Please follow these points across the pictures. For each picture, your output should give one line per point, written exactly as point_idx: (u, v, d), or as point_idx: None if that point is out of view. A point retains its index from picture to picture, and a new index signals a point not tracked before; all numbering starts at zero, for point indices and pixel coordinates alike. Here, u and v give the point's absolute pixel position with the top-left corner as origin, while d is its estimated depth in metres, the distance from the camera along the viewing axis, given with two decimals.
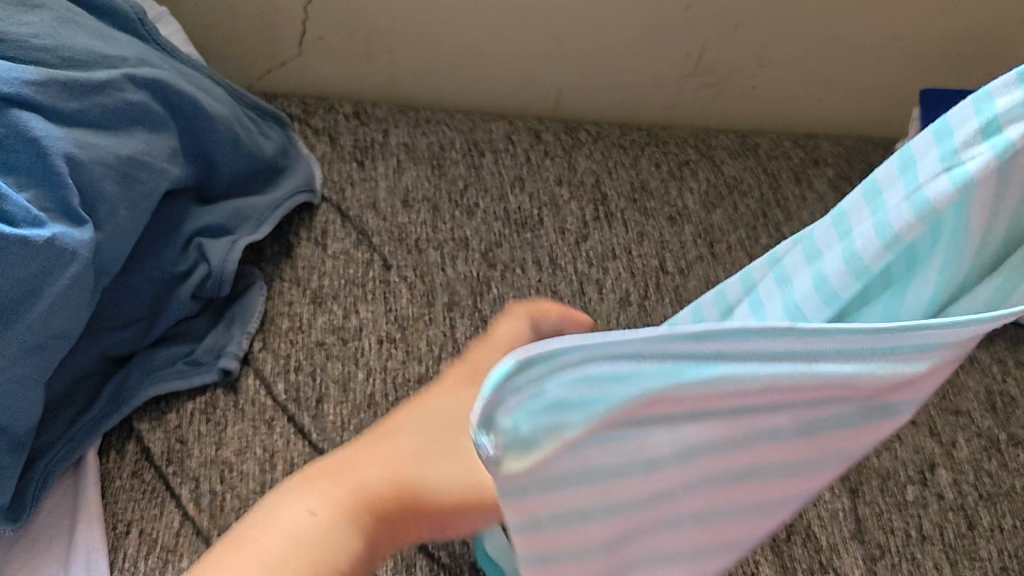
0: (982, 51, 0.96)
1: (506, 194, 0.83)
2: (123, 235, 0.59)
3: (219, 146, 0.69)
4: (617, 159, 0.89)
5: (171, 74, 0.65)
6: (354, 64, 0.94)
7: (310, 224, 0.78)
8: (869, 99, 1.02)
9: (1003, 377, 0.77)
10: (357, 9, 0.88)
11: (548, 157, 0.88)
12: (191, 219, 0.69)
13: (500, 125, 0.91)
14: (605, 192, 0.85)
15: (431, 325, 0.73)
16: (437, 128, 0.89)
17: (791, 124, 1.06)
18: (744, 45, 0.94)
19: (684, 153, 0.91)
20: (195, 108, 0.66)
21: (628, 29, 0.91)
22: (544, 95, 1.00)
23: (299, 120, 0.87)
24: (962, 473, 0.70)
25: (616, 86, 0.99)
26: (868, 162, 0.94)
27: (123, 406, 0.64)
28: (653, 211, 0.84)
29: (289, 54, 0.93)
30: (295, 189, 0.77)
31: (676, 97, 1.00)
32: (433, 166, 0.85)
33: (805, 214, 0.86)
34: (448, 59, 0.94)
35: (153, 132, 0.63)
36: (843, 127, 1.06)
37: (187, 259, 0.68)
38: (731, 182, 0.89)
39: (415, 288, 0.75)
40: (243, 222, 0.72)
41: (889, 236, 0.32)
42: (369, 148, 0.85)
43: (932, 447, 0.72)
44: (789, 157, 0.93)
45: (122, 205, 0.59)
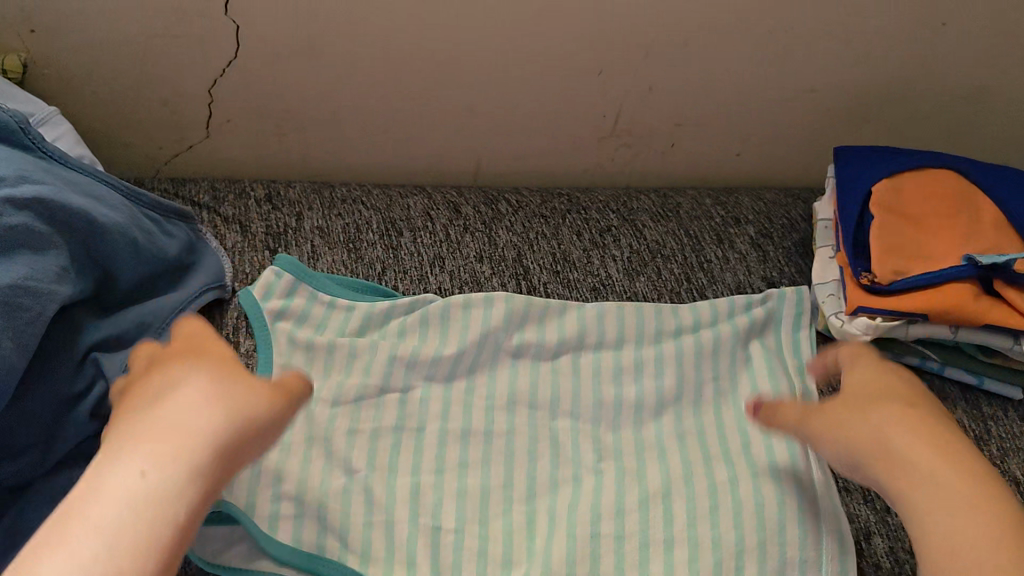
0: (898, 102, 0.95)
1: (427, 274, 0.82)
2: (8, 368, 0.55)
3: (116, 254, 0.65)
4: (539, 229, 0.87)
5: (58, 188, 0.61)
6: (264, 144, 0.92)
7: (221, 322, 0.75)
8: (791, 154, 1.01)
9: None
10: (264, 89, 0.86)
11: (468, 233, 0.86)
12: (89, 333, 0.65)
13: (418, 199, 0.89)
14: (527, 266, 0.84)
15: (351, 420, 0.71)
16: (353, 208, 0.86)
17: (713, 181, 1.04)
18: (658, 106, 0.93)
19: (606, 219, 0.90)
20: (85, 221, 0.62)
21: (543, 94, 0.90)
22: (463, 163, 0.97)
23: (207, 208, 0.84)
24: (899, 541, 0.69)
25: (534, 151, 0.97)
26: (789, 216, 0.92)
27: (20, 540, 0.59)
28: (576, 282, 0.83)
29: (196, 136, 0.90)
30: (202, 288, 0.73)
31: (595, 158, 0.99)
32: (349, 249, 0.82)
33: (727, 275, 0.86)
34: (362, 134, 0.92)
35: (38, 253, 0.58)
36: (765, 182, 1.05)
37: (84, 376, 0.63)
38: (655, 247, 0.87)
39: (330, 383, 0.72)
40: (144, 331, 0.68)
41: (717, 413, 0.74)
42: (281, 234, 0.82)
43: (867, 515, 0.71)
44: (710, 217, 0.91)
45: (5, 336, 0.54)
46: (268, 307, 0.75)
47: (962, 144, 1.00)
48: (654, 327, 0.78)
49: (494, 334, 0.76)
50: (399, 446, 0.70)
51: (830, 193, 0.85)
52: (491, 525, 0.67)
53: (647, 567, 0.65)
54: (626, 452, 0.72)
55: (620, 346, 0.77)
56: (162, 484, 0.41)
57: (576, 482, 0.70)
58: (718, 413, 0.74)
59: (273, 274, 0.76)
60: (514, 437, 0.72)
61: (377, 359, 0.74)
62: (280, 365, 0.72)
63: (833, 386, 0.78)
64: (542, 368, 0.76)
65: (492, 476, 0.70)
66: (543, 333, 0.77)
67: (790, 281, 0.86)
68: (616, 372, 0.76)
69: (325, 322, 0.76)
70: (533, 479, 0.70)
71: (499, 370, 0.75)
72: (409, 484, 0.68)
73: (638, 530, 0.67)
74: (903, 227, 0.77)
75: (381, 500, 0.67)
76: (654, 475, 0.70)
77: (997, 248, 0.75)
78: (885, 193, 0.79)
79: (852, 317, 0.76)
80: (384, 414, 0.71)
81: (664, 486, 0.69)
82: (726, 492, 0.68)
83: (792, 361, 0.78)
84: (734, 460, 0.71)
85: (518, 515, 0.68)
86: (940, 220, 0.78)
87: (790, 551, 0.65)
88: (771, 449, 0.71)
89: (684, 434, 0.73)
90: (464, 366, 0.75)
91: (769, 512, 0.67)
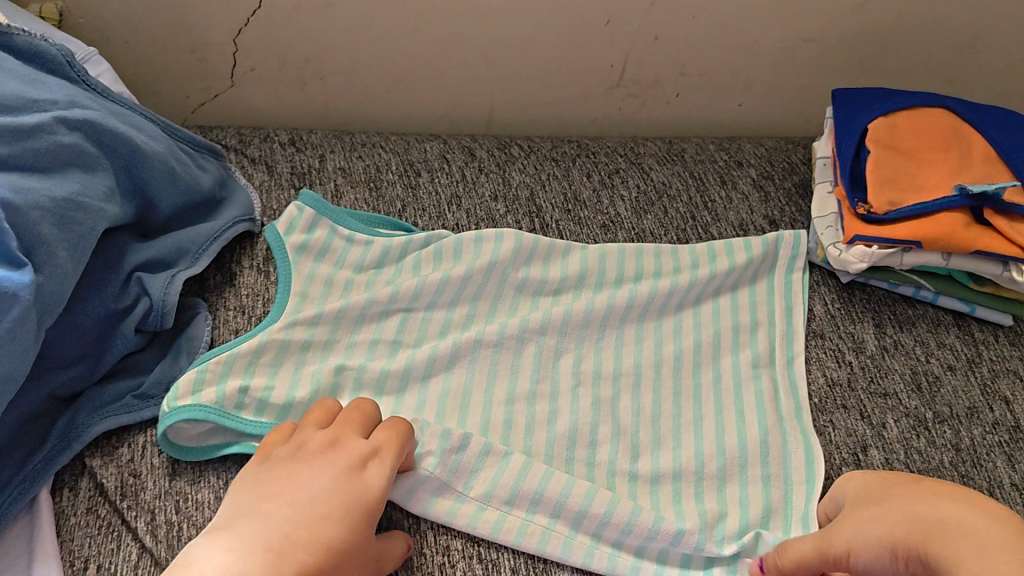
0: (895, 50, 0.99)
1: (445, 212, 0.86)
2: (64, 275, 0.59)
3: (156, 182, 0.69)
4: (551, 171, 0.92)
5: (103, 114, 0.66)
6: (286, 92, 0.96)
7: (252, 253, 0.79)
8: (791, 102, 1.05)
9: (926, 358, 0.80)
10: (285, 39, 0.89)
11: (483, 174, 0.90)
12: (131, 254, 0.69)
13: (434, 144, 0.93)
14: (540, 204, 0.88)
15: (373, 346, 0.74)
16: (373, 151, 0.90)
17: (715, 129, 1.08)
18: (665, 57, 0.97)
19: (614, 162, 0.94)
20: (128, 147, 0.67)
21: (552, 44, 0.93)
22: (475, 112, 1.01)
23: (235, 150, 0.88)
24: (894, 452, 0.73)
25: (544, 101, 1.01)
26: (790, 160, 0.96)
27: (74, 443, 0.64)
28: (587, 220, 0.87)
29: (222, 85, 0.95)
30: (234, 219, 0.77)
31: (603, 107, 1.03)
32: (371, 188, 0.86)
33: (730, 213, 0.90)
34: (380, 84, 0.96)
35: (88, 172, 0.63)
36: (766, 130, 1.09)
37: (129, 294, 0.68)
38: (661, 188, 0.91)
39: (354, 307, 0.75)
40: (182, 255, 0.72)
41: (714, 344, 0.78)
42: (305, 174, 0.86)
43: (864, 429, 0.74)
44: (714, 160, 0.95)
45: (62, 245, 0.59)
46: (290, 241, 0.78)
47: (958, 90, 1.04)
48: (653, 267, 0.82)
49: (497, 265, 0.79)
50: (397, 354, 0.74)
51: (828, 134, 0.89)
52: (489, 432, 0.70)
53: (641, 478, 0.69)
54: (623, 376, 0.75)
55: (621, 282, 0.81)
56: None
57: (573, 398, 0.73)
58: (709, 341, 0.78)
59: (292, 212, 0.79)
60: (521, 358, 0.75)
61: (388, 288, 0.77)
62: (297, 294, 0.75)
63: (831, 314, 0.83)
64: (545, 300, 0.79)
65: (492, 389, 0.73)
66: (548, 267, 0.81)
67: (790, 220, 0.90)
68: (620, 303, 0.78)
69: (343, 257, 0.79)
70: (530, 387, 0.74)
71: (503, 298, 0.79)
72: (398, 387, 0.72)
73: (630, 446, 0.71)
74: (898, 162, 0.81)
75: (383, 411, 0.70)
76: (648, 400, 0.74)
77: (987, 178, 0.79)
78: (881, 130, 0.83)
79: (850, 246, 0.79)
80: (388, 329, 0.75)
81: (656, 411, 0.74)
82: (711, 423, 0.73)
83: (781, 303, 0.81)
84: (722, 393, 0.75)
85: (519, 419, 0.71)
86: (933, 154, 0.82)
87: (773, 469, 0.70)
88: (757, 386, 0.76)
89: (662, 362, 0.76)
90: (467, 292, 0.78)
91: (750, 435, 0.72)
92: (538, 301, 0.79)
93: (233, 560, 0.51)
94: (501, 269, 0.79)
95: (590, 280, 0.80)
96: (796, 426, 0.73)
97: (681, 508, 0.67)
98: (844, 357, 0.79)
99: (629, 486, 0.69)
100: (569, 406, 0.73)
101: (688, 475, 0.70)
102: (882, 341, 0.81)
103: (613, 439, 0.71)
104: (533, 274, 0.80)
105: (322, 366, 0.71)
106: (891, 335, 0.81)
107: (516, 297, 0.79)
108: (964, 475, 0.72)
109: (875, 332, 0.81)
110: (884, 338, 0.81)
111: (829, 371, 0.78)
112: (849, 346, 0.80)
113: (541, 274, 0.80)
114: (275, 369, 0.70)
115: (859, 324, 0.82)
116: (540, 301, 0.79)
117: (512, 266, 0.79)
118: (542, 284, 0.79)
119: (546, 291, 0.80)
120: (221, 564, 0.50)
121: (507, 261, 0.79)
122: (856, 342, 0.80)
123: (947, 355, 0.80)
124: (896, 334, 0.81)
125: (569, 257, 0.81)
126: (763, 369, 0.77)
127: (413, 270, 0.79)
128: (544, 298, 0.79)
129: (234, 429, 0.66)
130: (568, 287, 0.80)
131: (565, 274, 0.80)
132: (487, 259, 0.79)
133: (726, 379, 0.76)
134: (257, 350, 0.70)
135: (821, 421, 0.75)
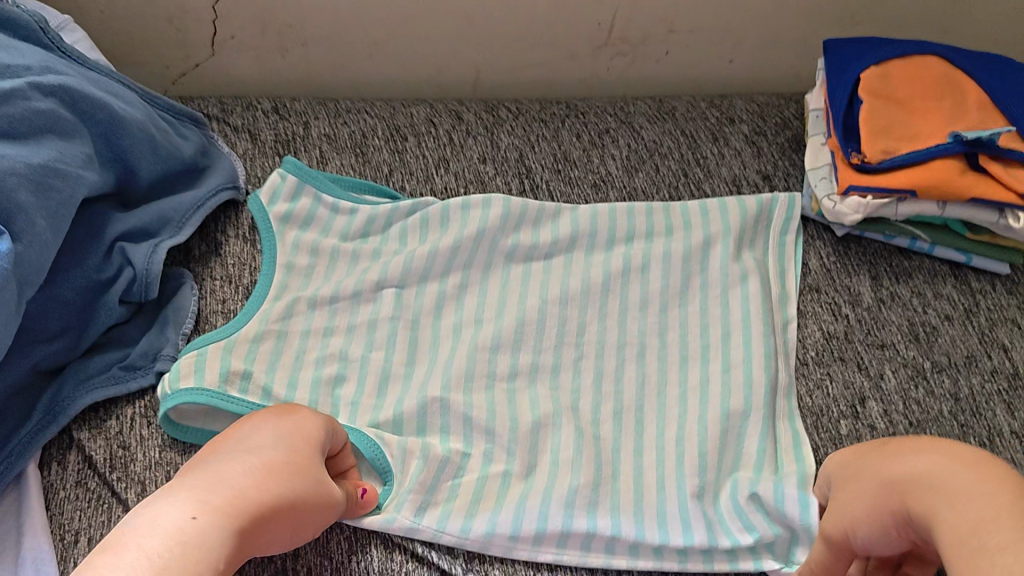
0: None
1: (433, 175, 0.85)
2: (44, 244, 0.58)
3: (136, 149, 0.68)
4: (540, 132, 0.90)
5: (78, 79, 0.65)
6: (268, 60, 0.94)
7: (237, 221, 0.78)
8: (782, 56, 1.03)
9: (924, 309, 0.79)
10: (264, 4, 0.88)
11: (470, 137, 0.88)
12: (114, 223, 0.68)
13: (421, 108, 0.91)
14: (529, 165, 0.87)
15: (373, 323, 0.73)
16: (358, 116, 0.89)
17: (705, 86, 1.06)
18: (652, 13, 0.95)
19: (604, 122, 0.92)
20: (106, 113, 0.65)
21: (538, 3, 0.92)
22: (462, 75, 1.00)
23: (217, 119, 0.87)
24: (892, 403, 0.72)
25: (531, 62, 0.99)
26: (783, 115, 0.95)
27: (61, 416, 0.63)
28: (577, 180, 0.86)
29: (202, 55, 0.93)
30: (218, 186, 0.76)
31: (591, 66, 1.01)
32: (357, 153, 0.85)
33: (723, 169, 0.88)
34: (364, 48, 0.94)
35: (65, 139, 0.62)
36: (758, 85, 1.07)
37: (112, 264, 0.67)
38: (652, 146, 0.90)
39: (348, 279, 0.75)
40: (165, 224, 0.71)
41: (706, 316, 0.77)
42: (290, 142, 0.85)
43: (861, 381, 0.74)
44: (706, 117, 0.94)
45: (40, 213, 0.58)
46: (273, 211, 0.77)
47: (950, 37, 1.03)
48: (646, 226, 0.80)
49: (482, 234, 0.78)
50: (395, 336, 0.73)
51: (821, 85, 0.88)
52: (496, 405, 0.70)
53: (641, 457, 0.69)
54: (627, 345, 0.75)
55: (611, 245, 0.79)
56: (201, 529, 0.47)
57: (576, 372, 0.73)
58: (718, 300, 0.77)
59: (274, 182, 0.78)
60: (515, 332, 0.74)
61: (372, 265, 0.76)
62: (283, 266, 0.75)
63: (826, 268, 0.81)
64: (535, 277, 0.77)
65: (479, 370, 0.72)
66: (536, 236, 0.79)
67: (783, 174, 0.89)
68: (605, 283, 0.77)
69: (330, 226, 0.78)
70: (517, 358, 0.73)
71: (493, 267, 0.78)
72: (403, 374, 0.71)
73: (636, 425, 0.70)
74: (890, 110, 0.80)
75: (395, 395, 0.70)
76: (654, 368, 0.73)
77: (981, 125, 0.78)
78: (873, 79, 0.82)
79: (844, 197, 0.78)
80: (382, 307, 0.74)
81: (661, 380, 0.73)
82: (698, 396, 0.72)
83: (775, 267, 0.79)
84: (712, 357, 0.74)
85: (525, 398, 0.71)
86: (927, 103, 0.81)
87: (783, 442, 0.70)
88: (747, 346, 0.74)
89: (666, 329, 0.75)
90: (457, 262, 0.77)
91: (736, 402, 0.71)
92: (530, 273, 0.78)
93: (174, 512, 0.47)
94: (492, 239, 0.78)
95: (581, 245, 0.79)
96: (785, 400, 0.72)
97: (681, 465, 0.68)
98: (841, 311, 0.78)
99: (633, 462, 0.68)
100: (574, 383, 0.73)
101: (695, 447, 0.69)
102: (878, 293, 0.80)
103: (606, 409, 0.71)
104: (523, 242, 0.78)
105: (325, 350, 0.71)
106: (888, 287, 0.80)
107: (507, 270, 0.78)
108: (964, 424, 0.71)
109: (872, 284, 0.80)
110: (881, 290, 0.80)
111: (826, 325, 0.77)
112: (845, 299, 0.79)
113: (533, 242, 0.78)
114: (274, 359, 0.70)
115: (856, 277, 0.81)
116: (529, 272, 0.78)
117: (497, 233, 0.78)
118: (531, 262, 0.78)
119: (536, 265, 0.78)
120: (171, 517, 0.47)
121: (493, 232, 0.78)
122: (853, 295, 0.79)
123: (944, 305, 0.79)
124: (893, 286, 0.80)
125: (549, 225, 0.79)
126: (759, 331, 0.74)
127: (399, 243, 0.78)
128: (534, 267, 0.78)
129: (232, 411, 0.65)
130: (561, 257, 0.79)
131: (553, 242, 0.79)
132: (473, 228, 0.77)
133: (717, 300, 0.77)
134: (256, 338, 0.70)
135: (817, 374, 0.74)
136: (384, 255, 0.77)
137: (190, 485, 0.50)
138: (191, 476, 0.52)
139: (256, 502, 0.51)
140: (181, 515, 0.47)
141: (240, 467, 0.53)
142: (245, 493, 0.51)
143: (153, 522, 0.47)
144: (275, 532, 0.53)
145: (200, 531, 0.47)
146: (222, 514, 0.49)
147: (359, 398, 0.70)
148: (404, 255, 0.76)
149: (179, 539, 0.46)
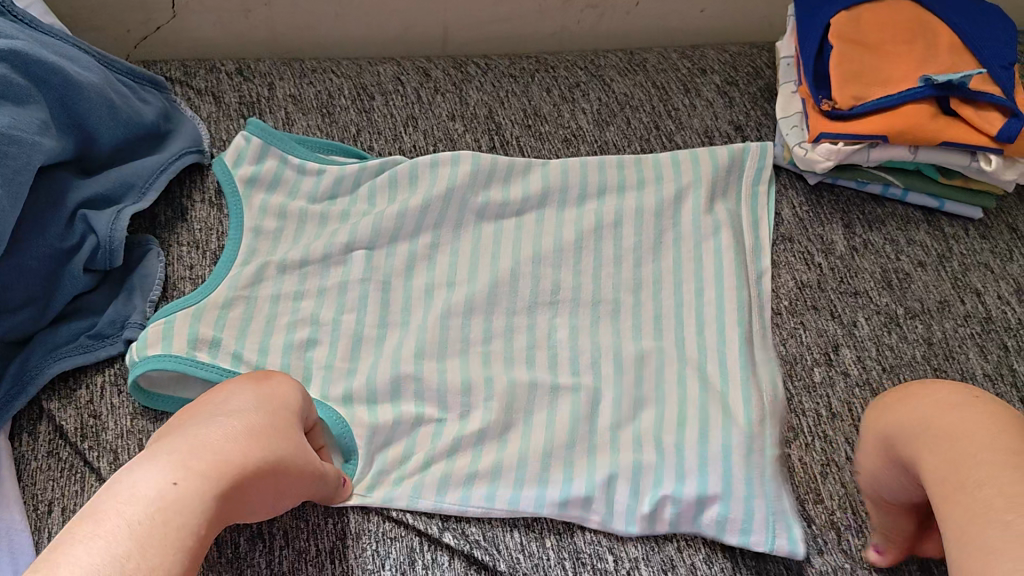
0: None
1: (401, 134, 0.84)
2: None
3: (94, 113, 0.67)
4: (509, 88, 0.89)
5: (29, 43, 0.63)
6: (231, 21, 0.93)
7: (203, 186, 0.77)
8: (754, 4, 1.02)
9: (896, 256, 0.79)
10: None
11: (439, 94, 0.87)
12: (75, 190, 0.67)
13: (388, 66, 0.90)
14: (499, 121, 0.86)
15: (344, 286, 0.73)
16: (324, 76, 0.87)
17: (677, 37, 1.05)
18: None
19: (575, 76, 0.91)
20: (60, 77, 0.64)
21: None
22: (430, 31, 0.98)
23: (180, 82, 0.85)
24: (865, 349, 0.73)
25: (499, 17, 0.98)
26: (755, 65, 0.94)
27: (30, 386, 0.63)
28: (548, 135, 0.85)
29: (163, 16, 0.91)
30: (182, 150, 0.75)
31: (561, 19, 0.99)
32: (323, 114, 0.84)
33: (694, 120, 0.88)
34: (328, 7, 0.92)
35: (18, 106, 0.61)
36: (730, 35, 1.06)
37: (75, 233, 0.66)
38: (623, 99, 0.89)
39: (317, 242, 0.74)
40: (128, 190, 0.70)
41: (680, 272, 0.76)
42: (255, 104, 0.84)
43: (834, 329, 0.74)
44: (677, 69, 0.93)
45: None
46: (239, 174, 0.76)
47: None
48: (617, 180, 0.80)
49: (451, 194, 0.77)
50: (367, 298, 0.73)
51: (792, 32, 0.87)
52: (471, 367, 0.70)
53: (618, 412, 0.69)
54: (602, 303, 0.74)
55: (583, 202, 0.79)
56: (184, 494, 0.46)
57: (551, 329, 0.73)
58: (691, 256, 0.76)
59: (240, 143, 0.77)
60: (488, 292, 0.74)
61: (340, 227, 0.75)
62: (251, 230, 0.74)
63: (798, 217, 0.81)
64: (507, 235, 0.77)
65: (452, 329, 0.72)
66: (507, 193, 0.78)
67: (755, 124, 0.88)
68: (578, 241, 0.77)
69: (298, 189, 0.77)
70: (491, 319, 0.73)
71: (464, 225, 0.77)
72: (376, 336, 0.71)
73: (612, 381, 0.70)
74: (861, 56, 0.79)
75: (367, 357, 0.70)
76: (629, 324, 0.73)
77: (952, 68, 0.78)
78: (844, 24, 0.81)
79: (815, 144, 0.78)
80: (352, 269, 0.74)
81: (637, 336, 0.72)
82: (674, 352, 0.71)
83: (747, 217, 0.79)
84: (686, 314, 0.73)
85: (502, 357, 0.71)
86: (899, 47, 0.80)
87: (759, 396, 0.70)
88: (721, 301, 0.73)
89: (640, 285, 0.75)
90: (428, 220, 0.76)
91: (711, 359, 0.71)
92: (501, 232, 0.77)
93: (154, 477, 0.47)
94: (463, 199, 0.77)
95: (553, 201, 0.78)
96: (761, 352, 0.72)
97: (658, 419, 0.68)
98: (813, 260, 0.78)
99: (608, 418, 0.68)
100: (551, 339, 0.72)
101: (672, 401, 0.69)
102: (851, 241, 0.80)
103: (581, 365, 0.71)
104: (494, 200, 0.77)
105: (296, 314, 0.71)
106: (860, 235, 0.80)
107: (478, 229, 0.77)
108: (937, 369, 0.72)
109: (845, 233, 0.80)
110: (854, 238, 0.80)
111: (799, 275, 0.77)
112: (818, 248, 0.79)
113: (504, 199, 0.78)
114: (245, 324, 0.69)
115: (828, 226, 0.81)
116: (499, 230, 0.77)
117: (467, 191, 0.77)
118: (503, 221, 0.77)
119: (507, 223, 0.77)
120: (151, 482, 0.47)
121: (463, 191, 0.77)
122: (825, 244, 0.79)
123: (917, 251, 0.79)
124: (866, 234, 0.80)
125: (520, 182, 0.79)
126: (733, 285, 0.74)
127: (368, 204, 0.77)
128: (505, 225, 0.77)
129: (203, 376, 0.65)
130: (533, 214, 0.78)
131: (524, 198, 0.78)
132: (443, 188, 0.77)
133: (691, 253, 0.76)
134: (224, 305, 0.69)
135: (791, 323, 0.74)
136: (353, 218, 0.76)
137: (170, 449, 0.50)
138: (173, 440, 0.51)
139: (238, 465, 0.50)
140: (163, 481, 0.47)
141: (221, 431, 0.52)
142: (228, 458, 0.50)
143: (133, 487, 0.46)
144: (256, 496, 0.52)
145: (184, 496, 0.46)
146: (204, 478, 0.48)
147: (331, 360, 0.69)
148: (373, 216, 0.75)
149: (158, 506, 0.45)
